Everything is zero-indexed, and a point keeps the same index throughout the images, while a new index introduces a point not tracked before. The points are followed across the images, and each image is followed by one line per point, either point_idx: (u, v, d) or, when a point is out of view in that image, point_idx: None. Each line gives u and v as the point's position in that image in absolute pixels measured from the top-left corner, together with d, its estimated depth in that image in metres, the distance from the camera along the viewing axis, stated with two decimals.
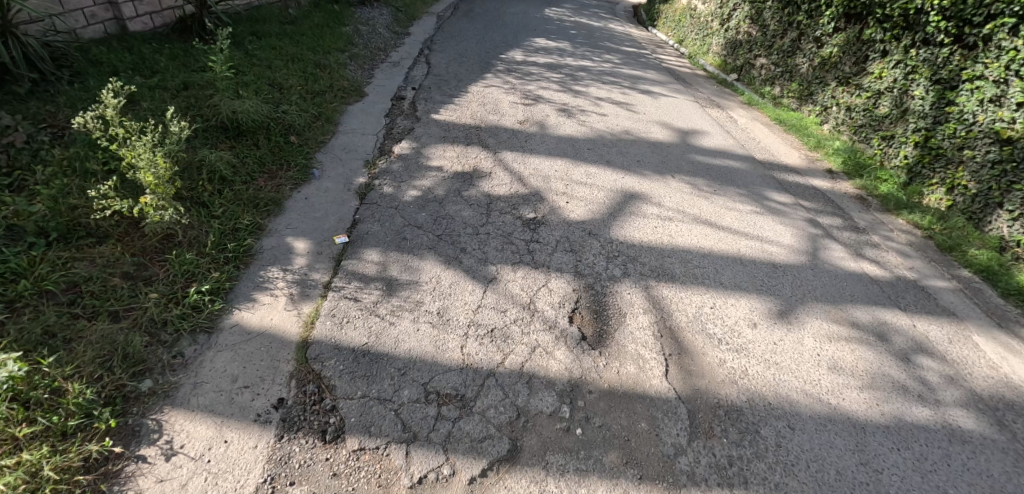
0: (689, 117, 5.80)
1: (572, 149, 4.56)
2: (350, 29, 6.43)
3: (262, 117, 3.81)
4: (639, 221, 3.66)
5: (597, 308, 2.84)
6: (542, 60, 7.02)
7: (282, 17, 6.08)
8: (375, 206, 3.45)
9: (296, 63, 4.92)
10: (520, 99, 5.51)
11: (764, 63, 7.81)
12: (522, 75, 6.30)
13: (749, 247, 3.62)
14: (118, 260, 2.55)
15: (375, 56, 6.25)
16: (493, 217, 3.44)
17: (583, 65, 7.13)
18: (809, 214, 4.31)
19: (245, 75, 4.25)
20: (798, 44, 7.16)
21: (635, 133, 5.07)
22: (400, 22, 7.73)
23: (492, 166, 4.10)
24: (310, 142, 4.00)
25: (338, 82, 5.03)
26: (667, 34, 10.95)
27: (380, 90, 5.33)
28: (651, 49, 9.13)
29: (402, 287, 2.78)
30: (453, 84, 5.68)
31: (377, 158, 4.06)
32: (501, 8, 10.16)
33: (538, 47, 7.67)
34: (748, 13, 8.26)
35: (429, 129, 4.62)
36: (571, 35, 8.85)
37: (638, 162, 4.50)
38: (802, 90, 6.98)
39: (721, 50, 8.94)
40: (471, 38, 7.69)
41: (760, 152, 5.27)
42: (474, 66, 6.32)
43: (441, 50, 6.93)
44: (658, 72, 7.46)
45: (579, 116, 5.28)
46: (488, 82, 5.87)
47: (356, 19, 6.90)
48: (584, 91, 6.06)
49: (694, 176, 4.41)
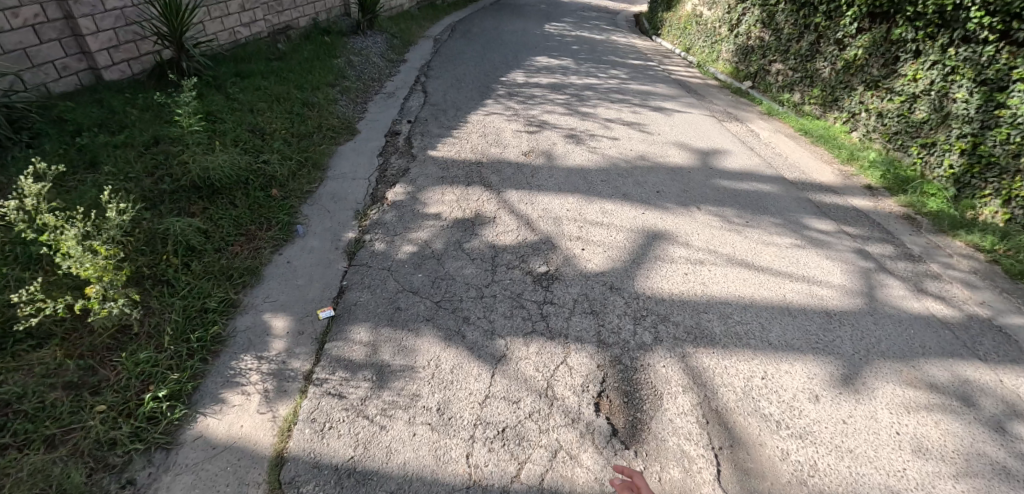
0: (707, 135, 5.35)
1: (583, 181, 4.12)
2: (342, 60, 6.12)
3: (239, 170, 3.44)
4: (667, 267, 3.20)
5: (628, 389, 2.39)
6: (545, 81, 6.63)
7: (270, 53, 5.79)
8: (365, 268, 3.04)
9: (281, 104, 4.58)
10: (524, 126, 5.11)
11: (781, 68, 7.33)
12: (525, 99, 5.91)
13: (796, 293, 3.15)
14: (61, 366, 2.17)
15: (369, 87, 5.91)
16: (499, 274, 3.01)
17: (589, 83, 6.72)
18: (857, 244, 3.81)
19: (223, 123, 3.90)
20: (817, 47, 6.68)
21: (652, 158, 4.63)
22: (395, 49, 7.44)
23: (495, 209, 3.67)
24: (294, 192, 3.62)
25: (328, 121, 4.68)
26: (673, 42, 10.53)
27: (374, 126, 4.96)
28: (658, 60, 8.72)
29: (395, 377, 2.36)
30: (451, 114, 5.30)
31: (369, 207, 3.66)
32: (499, 27, 9.84)
33: (540, 66, 7.29)
34: (759, 17, 7.80)
35: (425, 168, 4.22)
36: (574, 50, 8.48)
37: (658, 192, 4.05)
38: (826, 95, 6.48)
39: (732, 57, 8.48)
40: (469, 60, 7.34)
41: (790, 171, 4.80)
42: (472, 92, 5.95)
43: (438, 76, 6.59)
44: (668, 86, 7.03)
45: (589, 142, 4.85)
46: (489, 109, 5.48)
47: (348, 49, 6.60)
48: (592, 112, 5.64)
49: (722, 206, 3.95)
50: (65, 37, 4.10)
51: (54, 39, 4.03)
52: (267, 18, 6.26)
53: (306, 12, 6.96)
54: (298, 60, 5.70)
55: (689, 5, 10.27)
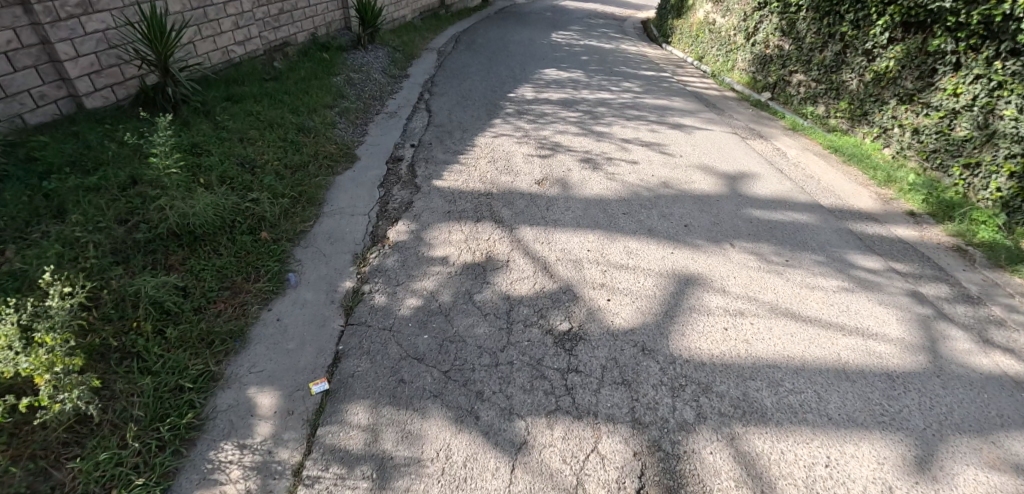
0: (732, 156, 4.98)
1: (602, 213, 3.77)
2: (341, 79, 5.81)
3: (223, 214, 3.13)
4: (704, 320, 2.83)
5: (671, 485, 2.03)
6: (554, 97, 6.29)
7: (265, 73, 5.50)
8: (364, 327, 2.71)
9: (274, 130, 4.26)
10: (535, 150, 4.76)
11: (803, 80, 6.96)
12: (535, 117, 5.56)
13: (849, 350, 2.78)
14: (6, 472, 1.83)
15: (370, 106, 5.60)
16: (515, 334, 2.66)
17: (602, 98, 6.37)
18: (909, 285, 3.42)
19: (209, 157, 3.59)
20: (843, 58, 6.30)
21: (675, 184, 4.27)
22: (397, 63, 7.13)
23: (508, 249, 3.31)
24: (287, 234, 3.30)
25: (325, 148, 4.35)
26: (685, 51, 10.18)
27: (375, 152, 4.63)
28: (671, 70, 8.37)
29: (398, 474, 2.01)
30: (457, 136, 4.96)
31: (369, 249, 3.32)
32: (505, 37, 9.53)
33: (549, 80, 6.95)
34: (778, 25, 7.43)
35: (430, 200, 3.88)
36: (583, 61, 8.14)
37: (686, 226, 3.69)
38: (854, 109, 6.10)
39: (749, 66, 8.11)
40: (475, 74, 7.02)
41: (825, 197, 4.42)
42: (479, 111, 5.61)
43: (443, 92, 6.26)
44: (685, 99, 6.67)
45: (606, 166, 4.50)
46: (497, 130, 5.14)
47: (348, 65, 6.29)
48: (607, 132, 5.29)
49: (757, 242, 3.58)
50: (42, 64, 3.79)
51: (30, 66, 3.71)
52: (262, 35, 5.99)
53: (303, 28, 6.67)
54: (295, 80, 5.39)
55: (701, 12, 9.91)
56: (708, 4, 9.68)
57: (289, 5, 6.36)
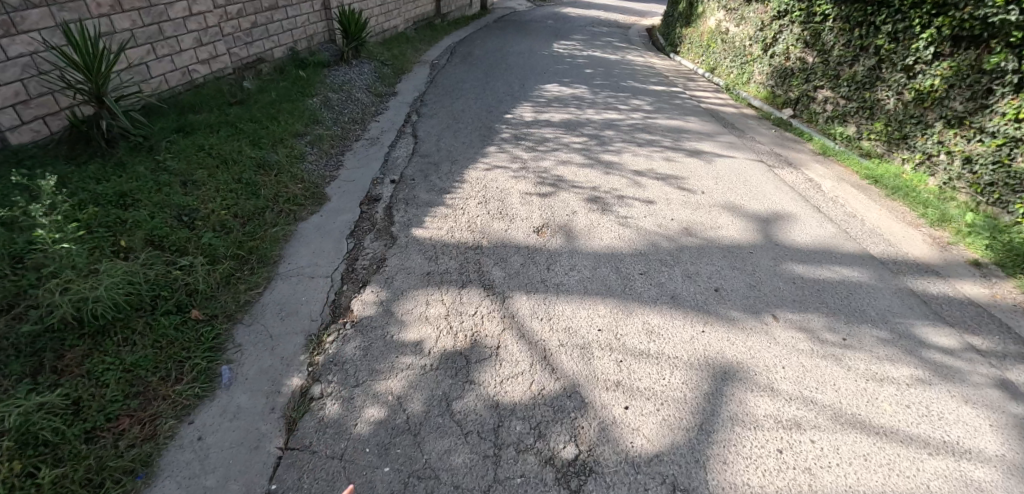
0: (762, 191, 4.32)
1: (613, 273, 3.11)
2: (317, 101, 5.20)
3: (142, 290, 2.56)
4: (751, 438, 2.18)
5: None
6: (556, 118, 5.64)
7: (231, 96, 4.90)
8: (308, 453, 2.07)
9: (228, 169, 3.65)
10: (534, 185, 4.10)
11: (832, 97, 6.28)
12: (534, 144, 4.90)
13: (939, 479, 2.11)
14: None
15: (348, 132, 4.96)
16: (504, 465, 2.01)
17: (609, 119, 5.71)
18: (995, 369, 2.74)
19: (137, 208, 2.99)
20: (877, 73, 5.63)
21: (699, 231, 3.61)
22: (384, 79, 6.51)
23: (499, 328, 2.66)
24: (226, 311, 2.71)
25: (286, 188, 3.73)
26: (695, 61, 9.53)
27: (347, 191, 3.99)
28: (682, 84, 7.72)
29: None
30: (443, 169, 4.31)
31: (327, 329, 2.68)
32: (503, 47, 8.90)
33: (550, 97, 6.30)
34: (800, 35, 6.78)
35: (407, 255, 3.22)
36: (588, 75, 7.49)
37: (716, 290, 3.04)
38: (892, 131, 5.42)
39: (769, 80, 7.44)
40: (468, 91, 6.38)
41: (875, 245, 3.77)
42: (471, 137, 4.96)
43: (432, 113, 5.63)
44: (701, 119, 6.01)
45: (616, 207, 3.83)
46: (491, 160, 4.48)
47: (327, 83, 5.67)
48: (616, 162, 4.63)
49: (805, 313, 2.93)
50: None
51: None
52: (231, 51, 5.39)
53: (280, 42, 6.08)
54: (263, 104, 4.79)
55: (712, 20, 9.24)
56: (719, 11, 9.01)
57: (263, 18, 5.77)
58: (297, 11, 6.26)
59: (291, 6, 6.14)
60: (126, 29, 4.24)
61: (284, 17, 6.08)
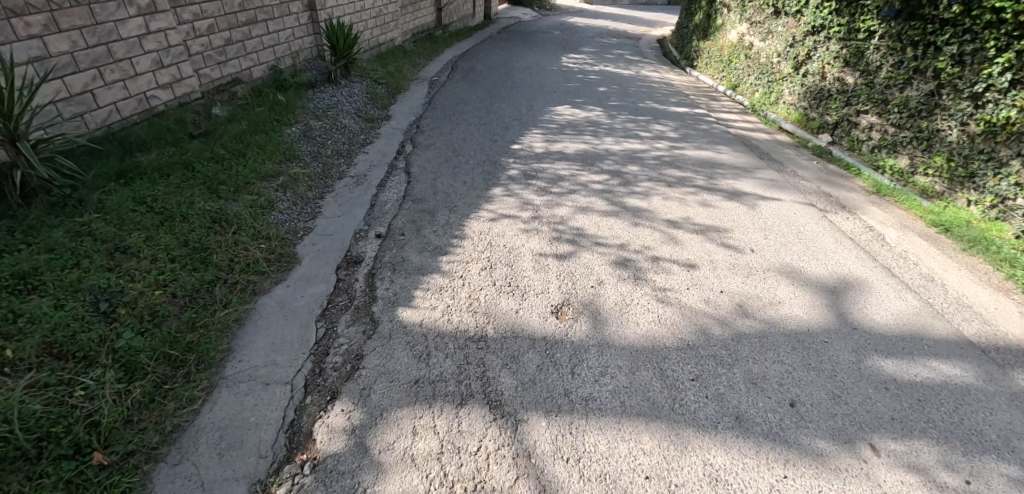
0: (821, 247, 3.61)
1: (655, 380, 2.39)
2: (295, 130, 4.51)
3: (20, 429, 1.87)
4: None
5: None
6: (571, 148, 4.93)
7: (195, 126, 4.22)
8: None
9: (172, 230, 2.98)
10: (550, 241, 3.36)
11: (879, 124, 5.56)
12: (547, 182, 4.17)
13: None
14: None
15: (330, 168, 4.26)
16: None
17: (631, 149, 4.99)
18: None
19: (39, 297, 2.34)
20: (936, 99, 4.91)
21: (757, 309, 2.89)
22: (376, 100, 5.81)
23: (511, 478, 1.95)
24: (143, 444, 2.00)
25: (245, 251, 3.05)
26: (714, 77, 8.83)
27: (323, 249, 3.29)
28: (706, 104, 7.01)
29: None
30: (439, 218, 3.58)
31: (278, 475, 1.97)
32: (508, 62, 8.22)
33: (562, 122, 5.60)
34: (840, 53, 6.07)
35: (391, 351, 2.52)
36: (601, 95, 6.79)
37: (792, 405, 2.34)
38: (955, 167, 4.69)
39: (801, 101, 6.72)
40: (470, 115, 5.68)
41: (969, 324, 3.06)
42: (472, 173, 4.23)
43: (429, 142, 4.92)
44: (733, 149, 5.29)
45: (651, 274, 3.11)
46: (497, 206, 3.76)
47: (310, 108, 4.98)
48: (644, 207, 3.89)
49: (911, 444, 2.23)
50: None
51: None
52: (200, 73, 4.72)
53: (259, 60, 5.41)
54: (231, 137, 4.10)
55: (734, 33, 8.53)
56: (742, 25, 8.32)
57: (238, 34, 5.10)
58: (280, 25, 5.59)
59: (271, 19, 5.48)
60: (64, 52, 3.56)
61: (265, 32, 5.41)
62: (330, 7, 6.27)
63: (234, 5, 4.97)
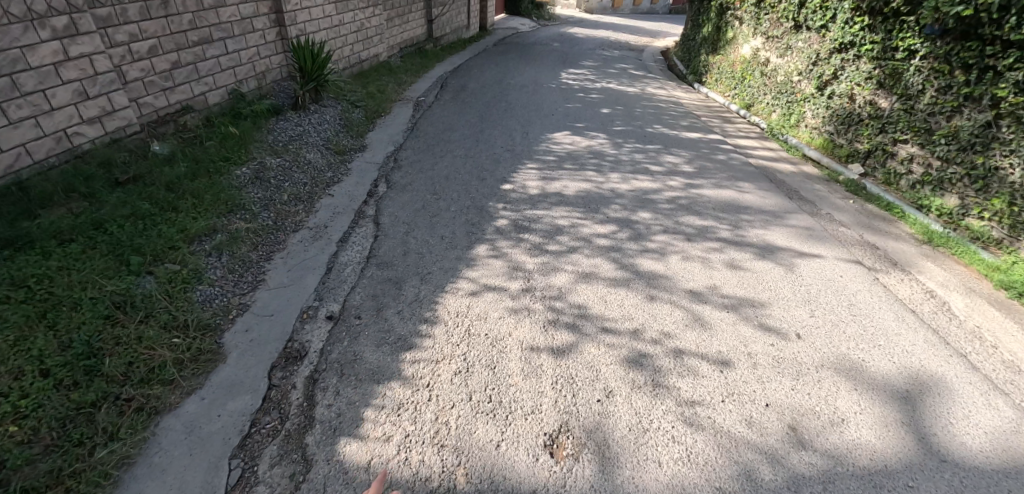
0: (881, 329, 2.92)
1: None
2: (247, 171, 3.84)
3: None
4: None
5: None
6: (571, 186, 4.22)
7: (124, 169, 3.55)
8: None
9: (55, 327, 2.32)
10: (544, 328, 2.65)
11: (921, 155, 4.87)
12: (542, 235, 3.45)
13: None
14: None
15: (283, 218, 3.57)
16: None
17: (641, 188, 4.28)
18: None
19: None
20: (996, 131, 4.16)
21: (815, 435, 2.19)
22: (350, 127, 5.12)
23: None
24: None
25: (151, 350, 2.38)
26: (726, 94, 8.15)
27: (256, 340, 2.61)
28: (720, 127, 6.33)
29: None
30: (406, 291, 2.87)
31: None
32: (502, 79, 7.55)
33: (561, 153, 4.89)
34: (873, 74, 5.38)
35: None
36: (605, 118, 6.11)
37: None
38: (1020, 212, 3.96)
39: (828, 125, 6.02)
40: (455, 145, 4.98)
41: None
42: (452, 224, 3.53)
43: (406, 181, 4.22)
44: (758, 186, 4.58)
45: (673, 378, 2.41)
46: (480, 272, 3.04)
47: (269, 141, 4.29)
48: (661, 271, 3.19)
49: None
50: None
51: None
52: (138, 103, 4.06)
53: (215, 84, 4.75)
54: (164, 184, 3.43)
55: (748, 47, 7.85)
56: (757, 39, 7.64)
57: (189, 55, 4.43)
58: (240, 43, 4.92)
59: (231, 38, 4.81)
60: None
61: (222, 52, 4.74)
62: (301, 22, 5.61)
63: (182, 23, 4.30)
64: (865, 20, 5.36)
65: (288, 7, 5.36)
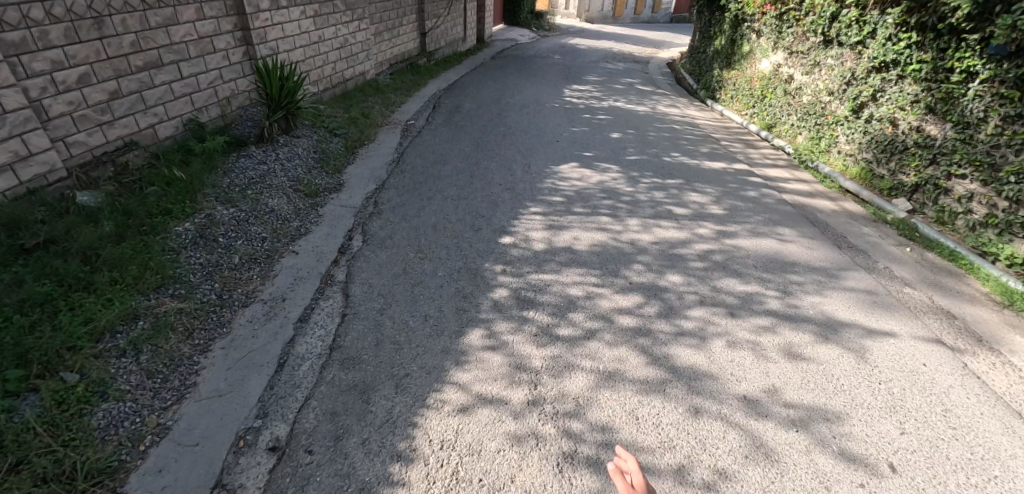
0: (989, 452, 2.23)
1: None
2: (192, 226, 3.15)
3: None
4: None
5: None
6: (583, 237, 3.53)
7: (32, 230, 2.81)
8: None
9: None
10: (559, 467, 1.97)
11: (982, 193, 4.16)
12: (550, 312, 2.77)
13: None
14: None
15: (230, 289, 2.89)
16: None
17: (666, 239, 3.59)
18: None
19: None
20: None
21: None
22: (325, 160, 4.44)
23: None
24: None
25: None
26: (744, 113, 7.50)
27: (171, 488, 1.87)
28: (744, 154, 5.67)
29: None
30: (376, 407, 2.19)
31: None
32: (500, 99, 6.89)
33: (569, 192, 4.22)
34: (921, 98, 4.71)
35: None
36: (616, 145, 5.45)
37: None
38: None
39: (865, 152, 5.34)
40: (444, 182, 4.29)
41: None
42: (437, 297, 2.84)
43: (384, 232, 3.53)
44: (801, 233, 3.91)
45: None
46: (473, 374, 2.36)
47: (224, 185, 3.61)
48: (704, 365, 2.50)
49: None
50: None
51: None
52: (66, 142, 3.35)
53: (167, 114, 4.06)
54: (80, 253, 2.73)
55: (768, 62, 7.22)
56: (779, 53, 7.00)
57: (133, 83, 3.75)
58: (197, 66, 4.26)
59: (185, 60, 4.14)
60: None
61: (174, 78, 4.06)
62: (272, 40, 4.96)
63: (122, 45, 3.61)
64: (913, 36, 4.70)
65: (255, 23, 4.72)
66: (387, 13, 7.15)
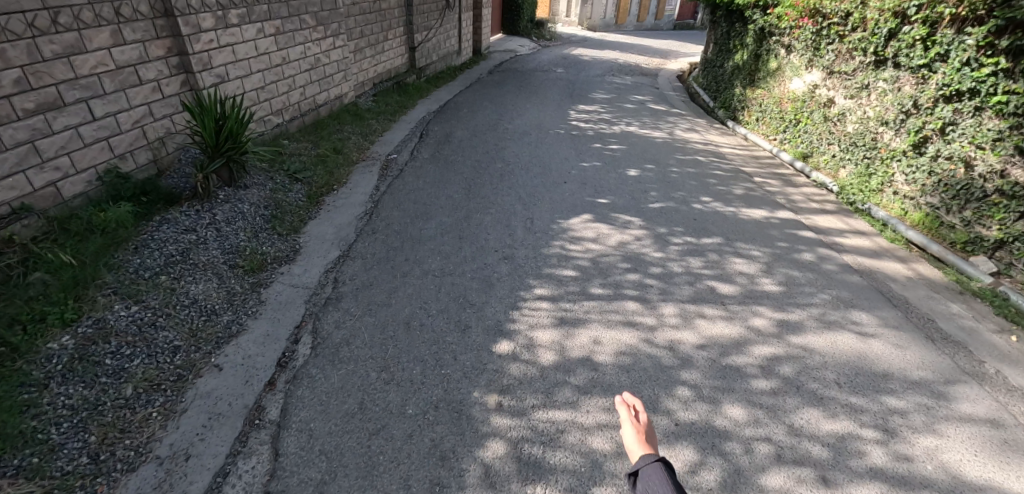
0: None
1: None
2: (70, 343, 2.29)
3: None
4: None
5: None
6: (606, 339, 2.67)
7: None
8: None
9: None
10: None
11: None
12: (566, 488, 1.89)
13: None
14: None
15: (110, 445, 2.00)
16: None
17: (714, 339, 2.73)
18: None
19: None
20: None
21: None
22: (278, 218, 3.58)
23: None
24: None
25: None
26: (772, 139, 6.66)
27: None
28: (785, 196, 4.81)
29: None
30: None
31: None
32: (497, 125, 6.05)
33: (582, 261, 3.37)
34: (1010, 136, 3.82)
35: None
36: (633, 187, 4.60)
37: None
38: None
39: (930, 196, 4.40)
40: (423, 248, 3.43)
41: None
42: (403, 460, 1.97)
43: (338, 333, 2.65)
44: (882, 321, 3.04)
45: None
46: None
47: (132, 268, 2.76)
48: None
49: None
50: None
51: None
52: None
53: (73, 167, 3.18)
54: None
55: (802, 83, 6.41)
56: (815, 73, 6.19)
57: (21, 131, 2.86)
58: (116, 105, 3.40)
59: (98, 98, 3.27)
60: None
61: (83, 120, 3.19)
62: (218, 66, 4.12)
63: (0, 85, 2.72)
64: (1001, 62, 3.87)
65: (194, 47, 3.88)
66: (369, 26, 6.32)
